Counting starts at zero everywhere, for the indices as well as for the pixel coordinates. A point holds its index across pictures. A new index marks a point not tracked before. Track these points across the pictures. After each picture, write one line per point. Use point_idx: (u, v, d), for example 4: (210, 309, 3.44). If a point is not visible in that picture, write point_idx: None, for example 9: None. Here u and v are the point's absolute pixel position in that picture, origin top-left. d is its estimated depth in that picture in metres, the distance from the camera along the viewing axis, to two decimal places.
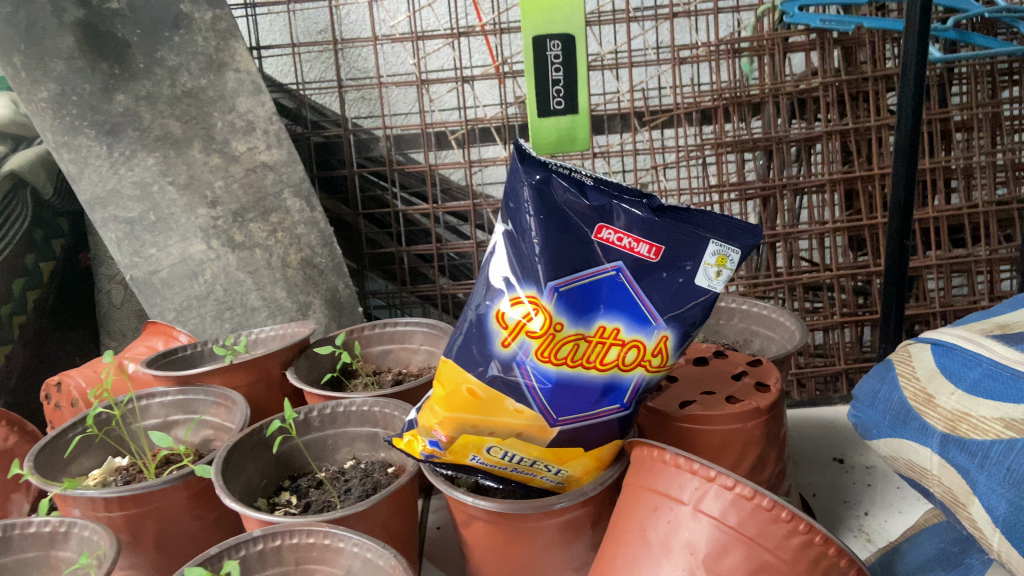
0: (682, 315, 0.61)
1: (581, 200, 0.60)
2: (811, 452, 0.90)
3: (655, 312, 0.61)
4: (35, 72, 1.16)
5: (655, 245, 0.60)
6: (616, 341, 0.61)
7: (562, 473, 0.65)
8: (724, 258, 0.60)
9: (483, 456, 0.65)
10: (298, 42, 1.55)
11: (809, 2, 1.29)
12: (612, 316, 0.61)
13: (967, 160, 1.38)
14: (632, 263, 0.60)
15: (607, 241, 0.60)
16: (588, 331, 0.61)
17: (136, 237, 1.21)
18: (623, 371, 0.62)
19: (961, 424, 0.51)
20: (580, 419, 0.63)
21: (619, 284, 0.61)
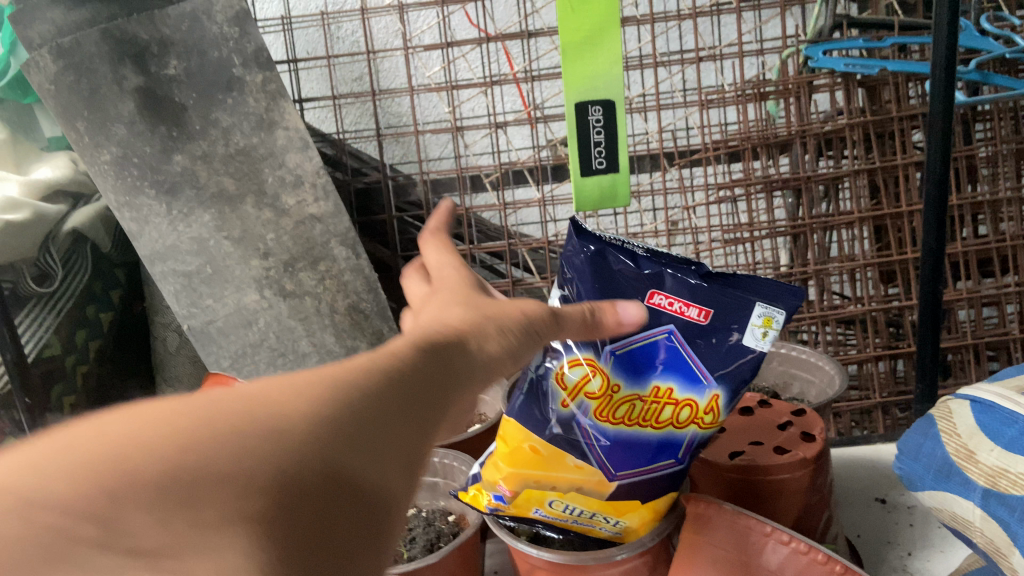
0: (732, 373, 0.62)
1: (632, 268, 0.63)
2: (853, 492, 0.93)
3: (705, 371, 0.62)
4: (97, 136, 1.24)
5: (704, 309, 0.62)
6: (670, 401, 0.63)
7: (620, 525, 0.67)
8: (772, 319, 0.61)
9: (545, 508, 0.67)
10: (338, 94, 1.62)
11: (834, 47, 1.33)
12: (665, 376, 0.63)
13: (994, 195, 1.42)
14: (683, 326, 0.62)
15: (658, 305, 0.62)
16: (643, 391, 0.64)
17: (193, 289, 1.29)
18: (678, 428, 0.63)
19: (1001, 480, 0.55)
20: (638, 475, 0.64)
21: (672, 347, 0.63)
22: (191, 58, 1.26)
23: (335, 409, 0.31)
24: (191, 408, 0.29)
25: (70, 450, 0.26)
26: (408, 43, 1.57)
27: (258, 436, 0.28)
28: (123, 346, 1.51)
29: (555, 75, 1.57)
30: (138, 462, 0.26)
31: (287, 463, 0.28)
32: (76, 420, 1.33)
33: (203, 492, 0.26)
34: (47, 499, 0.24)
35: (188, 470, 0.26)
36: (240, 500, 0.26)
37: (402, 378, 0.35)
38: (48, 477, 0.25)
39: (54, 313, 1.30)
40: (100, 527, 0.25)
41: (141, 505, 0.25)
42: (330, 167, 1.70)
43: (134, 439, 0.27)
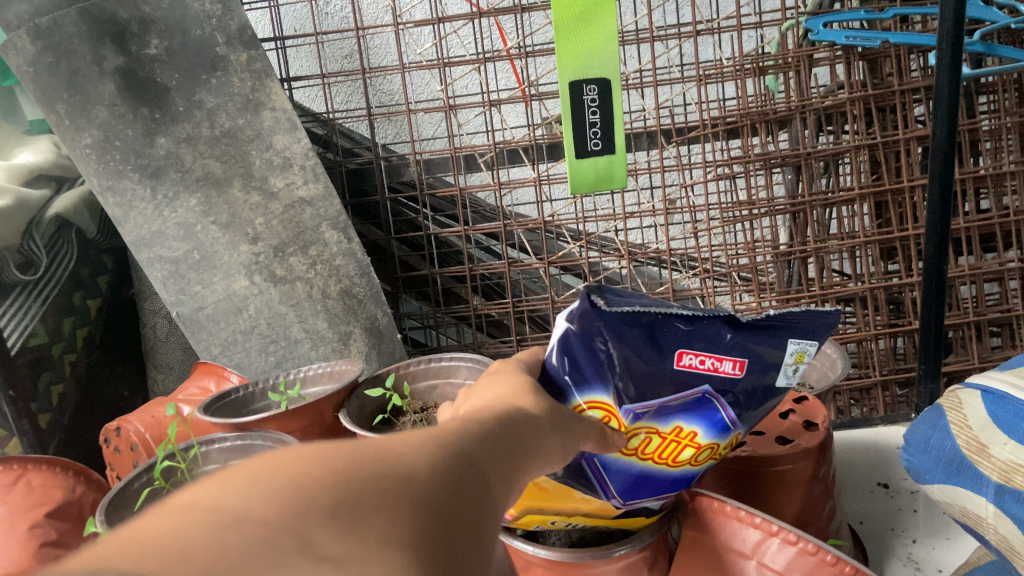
0: (758, 414, 0.54)
1: (661, 332, 0.49)
2: (856, 478, 0.91)
3: (733, 418, 0.52)
4: (78, 119, 1.19)
5: (741, 362, 0.50)
6: (691, 443, 0.53)
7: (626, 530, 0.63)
8: (807, 355, 0.52)
9: (549, 524, 0.62)
10: (327, 73, 1.58)
11: (834, 19, 1.30)
12: (688, 424, 0.52)
13: (998, 168, 1.40)
14: (717, 381, 0.50)
15: (690, 366, 0.49)
16: (664, 432, 0.52)
17: (181, 276, 1.25)
18: (693, 466, 0.55)
19: (1016, 475, 0.53)
20: (646, 500, 0.57)
21: (701, 401, 0.51)
22: (173, 37, 1.24)
23: (459, 462, 0.30)
24: (335, 447, 0.27)
25: (236, 478, 0.24)
26: (399, 18, 1.53)
27: (402, 476, 0.27)
28: (112, 333, 1.48)
29: (548, 51, 1.53)
30: (310, 481, 0.25)
31: (434, 503, 0.27)
32: (66, 410, 1.30)
33: (366, 518, 0.24)
34: (246, 512, 0.23)
35: (353, 497, 0.25)
36: (395, 530, 0.25)
37: (502, 443, 0.34)
38: (237, 495, 0.23)
39: (38, 301, 1.27)
40: (295, 541, 0.22)
41: (326, 525, 0.23)
42: (320, 147, 1.66)
43: (294, 467, 0.25)
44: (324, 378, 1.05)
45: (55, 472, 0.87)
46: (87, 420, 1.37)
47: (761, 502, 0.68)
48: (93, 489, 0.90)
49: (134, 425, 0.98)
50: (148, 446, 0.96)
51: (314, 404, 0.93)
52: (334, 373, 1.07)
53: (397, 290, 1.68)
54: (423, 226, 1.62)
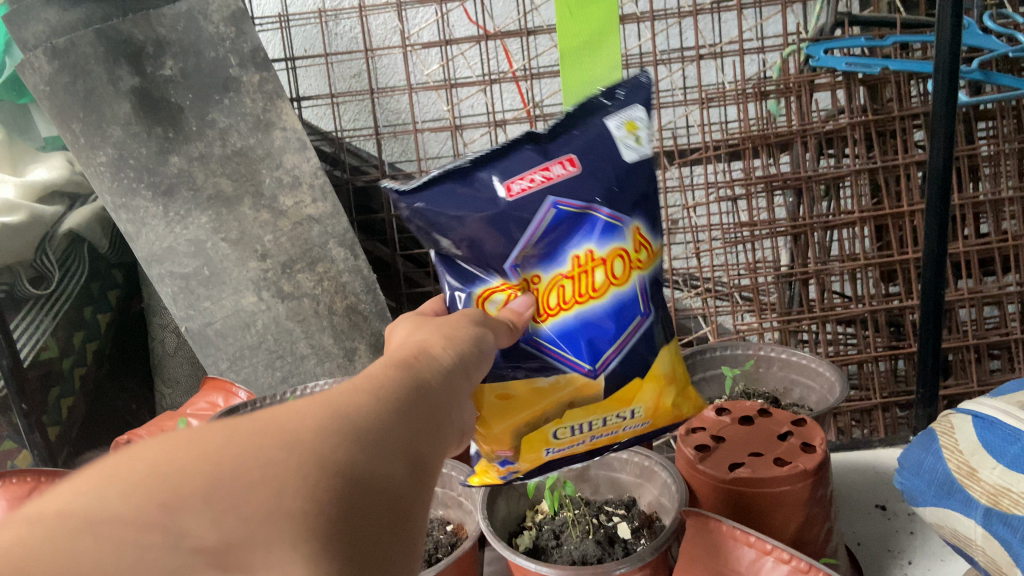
0: (635, 194, 0.57)
1: (483, 179, 0.53)
2: (853, 500, 0.93)
3: (612, 211, 0.55)
4: (93, 138, 1.22)
5: (567, 158, 0.54)
6: (596, 262, 0.55)
7: (640, 417, 0.57)
8: (635, 123, 0.57)
9: (559, 446, 0.56)
10: (336, 92, 1.61)
11: (834, 46, 1.32)
12: (576, 243, 0.54)
13: (996, 194, 1.42)
14: (562, 191, 0.54)
15: (525, 189, 0.53)
16: (563, 270, 0.54)
17: (191, 291, 1.28)
18: (620, 286, 0.56)
19: (1004, 499, 0.55)
20: (625, 344, 0.56)
21: (564, 216, 0.54)
22: (187, 58, 1.25)
23: (353, 419, 0.32)
24: (212, 429, 0.29)
25: (100, 474, 0.26)
26: (407, 40, 1.56)
27: (289, 444, 0.29)
28: (121, 346, 1.51)
29: (553, 73, 1.56)
30: (184, 469, 0.27)
31: (323, 462, 0.29)
32: (75, 422, 1.33)
33: (245, 494, 0.27)
34: (103, 513, 0.25)
35: (232, 479, 0.27)
36: (281, 502, 0.28)
37: (405, 394, 0.36)
38: (95, 493, 0.25)
39: (51, 316, 1.30)
40: (164, 535, 0.25)
41: (199, 511, 0.26)
42: (328, 165, 1.69)
43: (164, 453, 0.27)
44: (330, 395, 1.07)
45: None
46: (95, 432, 1.39)
47: (759, 522, 0.70)
48: None
49: (143, 439, 1.00)
50: None
51: None
52: (340, 389, 1.09)
53: (402, 306, 1.71)
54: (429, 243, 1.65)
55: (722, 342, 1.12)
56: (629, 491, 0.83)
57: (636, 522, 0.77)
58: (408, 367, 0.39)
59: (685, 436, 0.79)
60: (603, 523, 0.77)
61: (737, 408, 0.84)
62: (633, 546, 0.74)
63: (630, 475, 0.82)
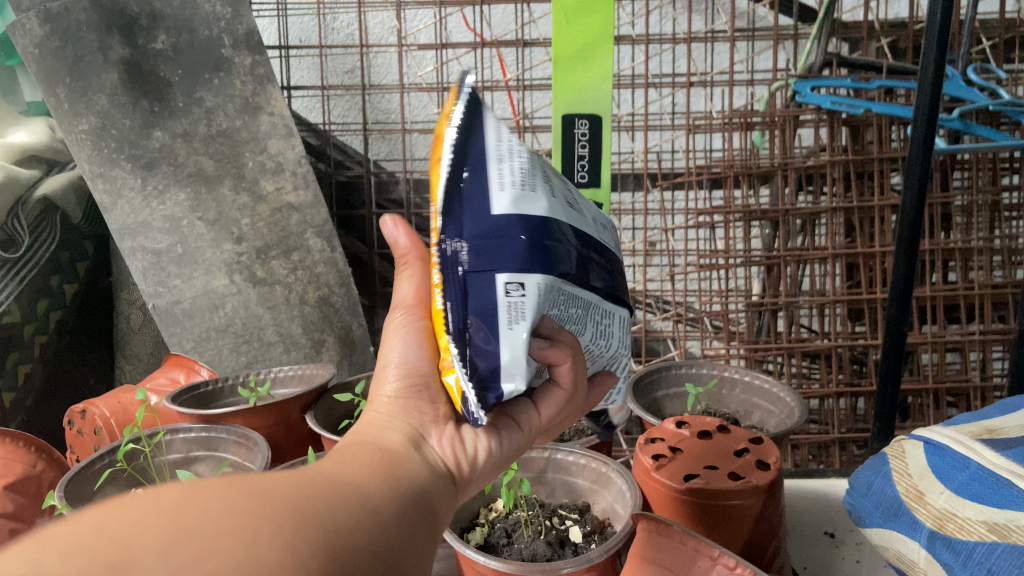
0: None
1: None
2: (803, 526, 0.93)
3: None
4: (77, 104, 1.21)
5: None
6: None
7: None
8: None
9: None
10: (327, 85, 1.62)
11: (822, 84, 1.35)
12: None
13: (966, 243, 1.45)
14: None
15: None
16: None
17: (161, 268, 1.25)
18: None
19: (948, 523, 0.58)
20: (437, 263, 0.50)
21: None
22: (180, 35, 1.26)
23: (321, 493, 0.29)
24: (159, 489, 0.25)
25: (26, 546, 0.21)
26: (403, 40, 1.57)
27: (254, 505, 0.26)
28: (84, 319, 1.48)
29: (545, 86, 1.57)
30: (132, 528, 0.22)
31: (293, 521, 0.26)
32: (29, 392, 1.30)
33: (209, 544, 0.23)
34: (40, 572, 0.20)
35: (192, 536, 0.23)
36: (250, 555, 0.23)
37: (366, 477, 0.33)
38: (29, 557, 0.20)
39: (18, 281, 1.27)
40: None
41: (160, 566, 0.22)
42: (313, 157, 1.69)
43: (109, 514, 0.23)
44: (294, 381, 1.06)
45: (18, 446, 0.89)
46: (49, 404, 1.36)
47: (710, 532, 0.71)
48: (53, 468, 0.92)
49: (99, 409, 0.98)
50: (111, 430, 0.97)
51: (281, 403, 0.94)
52: (304, 376, 1.08)
53: (375, 305, 1.70)
54: (407, 244, 1.64)
55: (689, 361, 1.14)
56: (585, 497, 0.83)
57: (589, 527, 0.77)
58: (360, 450, 0.37)
59: (643, 446, 0.80)
60: (556, 525, 0.78)
61: (698, 423, 0.84)
62: (584, 549, 0.74)
63: (586, 481, 0.83)
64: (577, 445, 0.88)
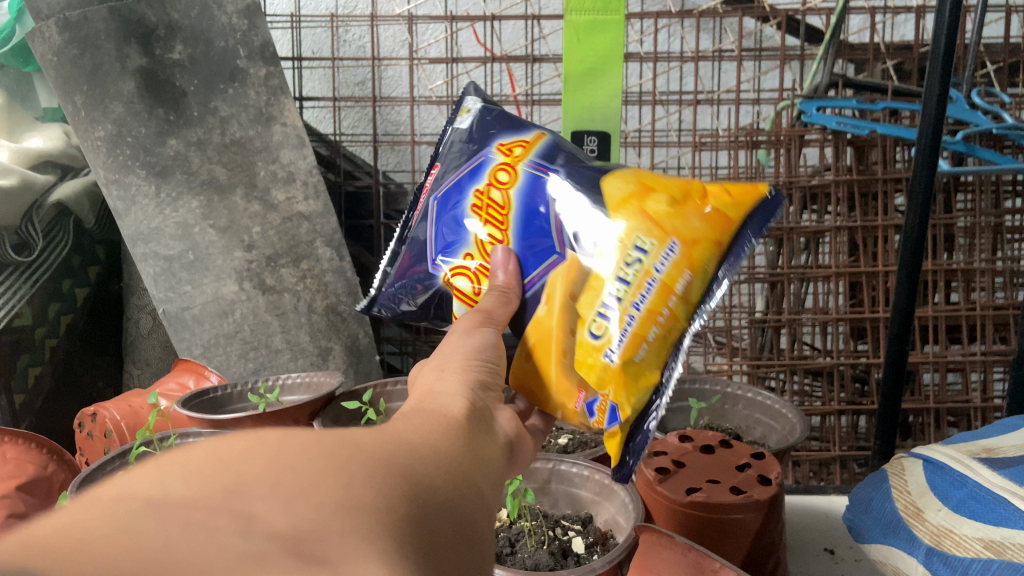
0: (579, 170, 0.60)
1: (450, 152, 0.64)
2: (802, 543, 0.94)
3: (468, 161, 0.62)
4: (94, 112, 1.23)
5: (495, 147, 0.62)
6: (490, 200, 0.60)
7: (651, 246, 0.54)
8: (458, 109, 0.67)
9: (612, 344, 0.53)
10: (338, 96, 1.64)
11: (827, 105, 1.36)
12: (519, 202, 0.59)
13: (968, 264, 1.47)
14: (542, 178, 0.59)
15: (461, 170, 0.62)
16: (474, 230, 0.60)
17: (173, 274, 1.28)
18: (509, 200, 0.59)
19: (945, 540, 0.59)
20: (560, 208, 0.58)
21: (536, 183, 0.59)
22: (196, 45, 1.28)
23: (399, 448, 0.30)
24: (258, 433, 0.26)
25: (148, 471, 0.23)
26: (414, 53, 1.59)
27: (345, 455, 0.27)
28: (95, 322, 1.50)
29: (555, 101, 1.58)
30: (239, 462, 0.24)
31: (378, 469, 0.27)
32: (39, 394, 1.32)
33: (313, 481, 0.24)
34: (162, 497, 0.21)
35: (296, 471, 0.24)
36: (351, 493, 0.25)
37: (440, 440, 0.34)
38: (150, 483, 0.22)
39: (30, 284, 1.29)
40: (231, 518, 0.21)
41: (268, 495, 0.23)
42: (323, 167, 1.72)
43: (217, 452, 0.24)
44: (302, 388, 1.08)
45: (31, 447, 0.91)
46: (58, 406, 1.38)
47: (712, 546, 0.72)
48: (64, 469, 0.93)
49: (110, 412, 1.00)
50: (122, 434, 0.98)
51: (288, 410, 0.95)
52: (311, 383, 1.10)
53: (381, 313, 1.72)
54: None
55: (692, 376, 1.15)
56: (587, 508, 0.84)
57: (591, 538, 0.78)
58: (430, 414, 0.37)
59: (647, 458, 0.81)
60: (558, 536, 0.79)
61: (700, 436, 0.86)
62: (586, 560, 0.75)
63: (589, 493, 0.84)
64: (581, 457, 0.89)
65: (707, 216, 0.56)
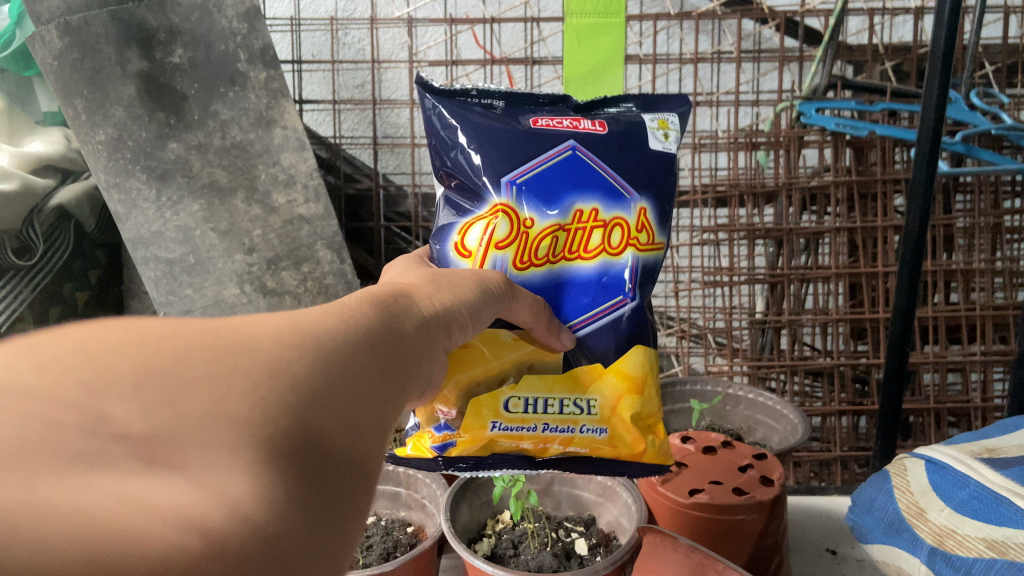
0: (650, 307, 0.60)
1: (606, 146, 0.59)
2: (803, 543, 0.94)
3: (619, 182, 0.59)
4: (94, 116, 1.21)
5: (637, 206, 0.59)
6: (595, 223, 0.59)
7: (597, 413, 0.57)
8: (665, 122, 0.61)
9: (504, 421, 0.57)
10: (338, 99, 1.64)
11: (826, 106, 1.38)
12: (593, 263, 0.59)
13: (967, 265, 1.47)
14: (632, 272, 0.58)
15: (590, 167, 0.59)
16: (555, 220, 0.58)
17: (174, 277, 1.31)
18: (608, 255, 0.58)
19: (948, 539, 0.59)
20: (607, 317, 0.58)
21: (628, 272, 0.59)
22: (197, 49, 1.25)
23: (306, 354, 0.32)
24: (138, 326, 0.28)
25: (6, 351, 0.24)
26: (413, 56, 1.59)
27: (232, 361, 0.29)
28: (95, 324, 1.51)
29: None
30: (104, 362, 0.26)
31: (268, 382, 0.29)
32: None
33: (185, 388, 0.27)
34: (17, 384, 0.23)
35: (165, 376, 0.27)
36: (229, 405, 0.27)
37: (359, 343, 0.36)
38: (7, 367, 0.24)
39: (30, 288, 1.28)
40: (79, 417, 0.23)
41: (128, 399, 0.25)
42: (323, 170, 1.73)
43: (78, 338, 0.26)
44: None
45: None
46: None
47: (715, 547, 0.72)
48: None
49: None
50: None
51: None
52: None
53: None
54: (413, 256, 1.66)
55: (693, 377, 1.15)
56: (589, 509, 0.85)
57: (595, 540, 0.79)
58: (367, 315, 0.39)
59: None
60: (561, 538, 0.80)
61: (702, 438, 0.86)
62: (590, 561, 0.76)
63: (592, 494, 0.84)
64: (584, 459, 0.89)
65: (648, 439, 0.58)
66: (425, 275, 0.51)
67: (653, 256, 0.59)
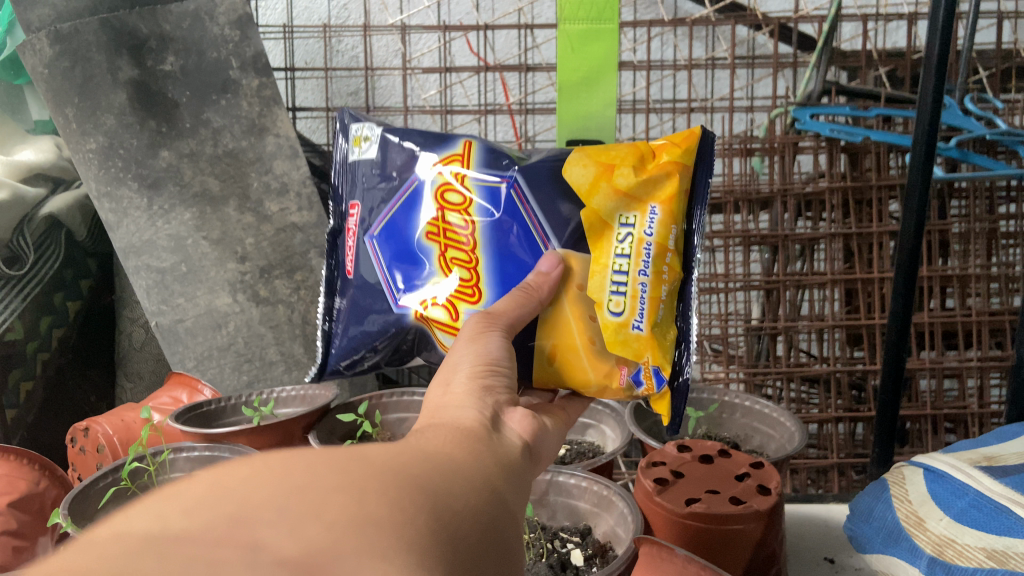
0: (533, 167, 0.54)
1: (368, 193, 0.58)
2: (801, 552, 0.93)
3: (403, 188, 0.56)
4: (85, 124, 1.22)
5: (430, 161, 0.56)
6: (444, 212, 0.55)
7: (636, 218, 0.52)
8: (358, 133, 0.60)
9: (636, 315, 0.52)
10: (332, 106, 1.62)
11: (821, 111, 1.36)
12: (482, 229, 0.54)
13: (963, 270, 1.46)
14: (489, 191, 0.54)
15: (392, 203, 0.56)
16: (436, 257, 0.55)
17: (165, 287, 1.27)
18: (467, 208, 0.54)
19: (947, 549, 0.58)
20: (533, 215, 0.53)
21: (503, 197, 0.54)
22: (188, 56, 1.26)
23: (428, 467, 0.27)
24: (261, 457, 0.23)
25: (143, 506, 0.20)
26: (407, 63, 1.58)
27: (358, 470, 0.23)
28: (87, 335, 1.48)
29: (548, 110, 1.57)
30: (236, 487, 0.21)
31: (401, 481, 0.24)
32: (31, 408, 1.31)
33: (325, 498, 0.21)
34: (164, 530, 0.18)
35: (305, 493, 0.21)
36: (366, 508, 0.22)
37: (453, 450, 0.31)
38: (143, 518, 0.19)
39: (21, 298, 1.28)
40: (240, 548, 0.18)
41: (278, 519, 0.20)
42: (318, 177, 1.71)
43: (218, 479, 0.21)
44: (297, 401, 1.07)
45: (22, 463, 0.90)
46: (50, 419, 1.38)
47: (713, 559, 0.71)
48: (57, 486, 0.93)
49: (102, 427, 0.99)
50: (114, 448, 0.97)
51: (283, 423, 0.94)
52: (307, 396, 1.09)
53: None
54: None
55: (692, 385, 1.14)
56: (586, 520, 0.83)
57: (590, 550, 0.77)
58: (445, 425, 0.36)
59: (647, 469, 0.81)
60: (557, 549, 0.79)
61: (699, 447, 0.85)
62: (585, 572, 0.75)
63: (588, 504, 0.83)
64: (580, 468, 0.88)
65: (682, 168, 0.53)
66: (472, 334, 0.47)
67: (476, 152, 0.55)
